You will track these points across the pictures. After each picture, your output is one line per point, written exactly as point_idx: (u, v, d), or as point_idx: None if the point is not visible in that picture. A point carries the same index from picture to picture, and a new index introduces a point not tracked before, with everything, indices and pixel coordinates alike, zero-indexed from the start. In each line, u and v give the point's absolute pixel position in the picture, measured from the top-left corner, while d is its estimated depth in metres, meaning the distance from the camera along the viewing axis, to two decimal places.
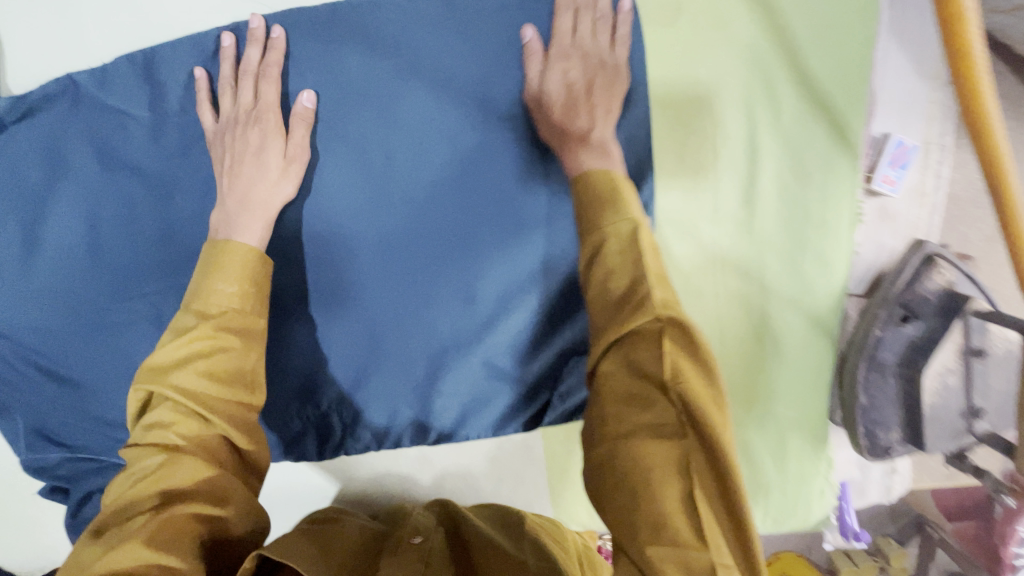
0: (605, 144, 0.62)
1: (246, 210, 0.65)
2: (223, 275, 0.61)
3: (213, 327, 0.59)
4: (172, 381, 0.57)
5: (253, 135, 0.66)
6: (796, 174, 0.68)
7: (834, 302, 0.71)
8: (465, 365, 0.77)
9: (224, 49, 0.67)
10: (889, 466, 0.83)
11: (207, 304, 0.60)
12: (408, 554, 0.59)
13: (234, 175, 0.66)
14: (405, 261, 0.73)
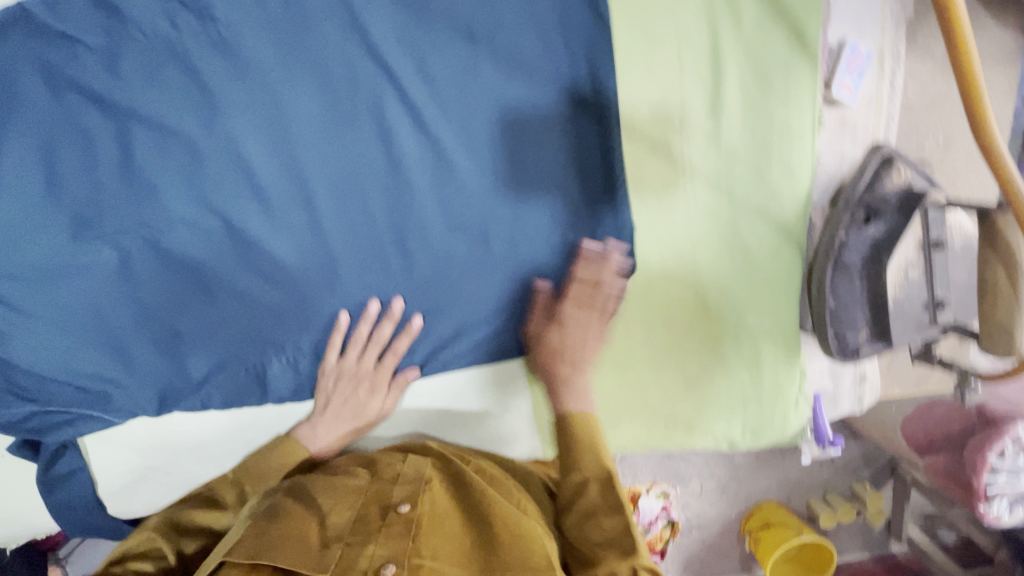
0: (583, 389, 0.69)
1: (334, 420, 0.77)
2: (271, 471, 0.74)
3: (239, 495, 0.73)
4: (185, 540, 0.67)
5: (360, 396, 0.77)
6: (758, 83, 0.69)
7: (798, 208, 0.74)
8: (444, 295, 0.77)
9: (368, 313, 0.75)
10: (859, 374, 0.85)
11: (248, 476, 0.74)
12: (395, 526, 0.63)
13: (337, 403, 0.77)
14: (369, 192, 0.72)
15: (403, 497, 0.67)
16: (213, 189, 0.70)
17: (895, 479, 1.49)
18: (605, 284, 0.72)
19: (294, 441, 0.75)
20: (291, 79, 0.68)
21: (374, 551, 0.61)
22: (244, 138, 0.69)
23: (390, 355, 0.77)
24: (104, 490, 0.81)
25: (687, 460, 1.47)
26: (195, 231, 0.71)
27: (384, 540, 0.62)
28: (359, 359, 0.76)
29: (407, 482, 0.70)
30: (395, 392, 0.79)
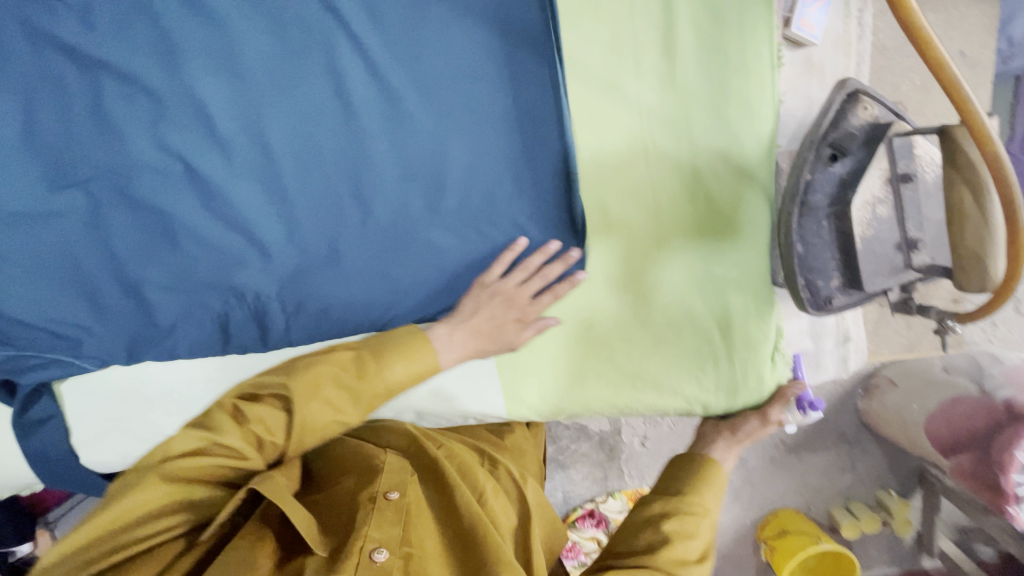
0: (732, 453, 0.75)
1: (471, 336, 0.74)
2: (402, 361, 0.70)
3: (365, 390, 0.68)
4: (307, 407, 0.63)
5: (502, 313, 0.75)
6: (712, 20, 0.68)
7: (763, 150, 0.71)
8: (409, 246, 0.77)
9: (514, 246, 0.75)
10: (842, 333, 0.81)
11: (379, 376, 0.69)
12: (386, 513, 0.64)
13: (484, 317, 0.75)
14: (325, 137, 0.73)
15: (391, 486, 0.68)
16: (173, 135, 0.71)
17: (924, 486, 1.35)
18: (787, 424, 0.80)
19: (429, 343, 0.72)
20: (245, 25, 0.69)
21: (367, 531, 0.61)
22: (195, 83, 0.70)
23: (539, 279, 0.75)
24: (76, 439, 0.83)
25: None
26: (162, 178, 0.73)
27: (377, 522, 0.63)
28: (519, 287, 0.75)
29: (393, 471, 0.70)
30: (533, 330, 0.77)
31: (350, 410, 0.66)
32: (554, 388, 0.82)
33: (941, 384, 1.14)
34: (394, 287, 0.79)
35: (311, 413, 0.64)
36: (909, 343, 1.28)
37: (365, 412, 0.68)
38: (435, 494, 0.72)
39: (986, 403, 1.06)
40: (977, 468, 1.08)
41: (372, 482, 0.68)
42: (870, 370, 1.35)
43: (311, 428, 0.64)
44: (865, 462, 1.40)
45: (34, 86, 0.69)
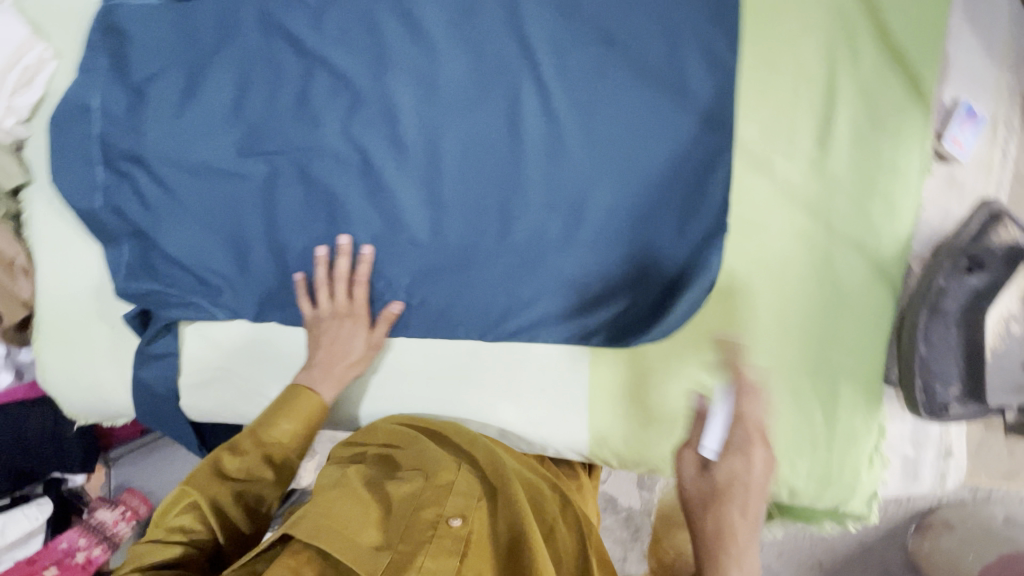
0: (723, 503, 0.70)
1: (330, 373, 0.82)
2: (286, 415, 0.79)
3: (260, 451, 0.76)
4: (214, 487, 0.72)
5: (347, 336, 0.83)
6: (870, 122, 0.72)
7: (898, 248, 0.73)
8: (538, 269, 0.82)
9: (342, 246, 0.83)
10: (944, 448, 0.79)
11: (264, 434, 0.77)
12: (445, 541, 0.64)
13: (326, 341, 0.82)
14: (485, 155, 0.80)
15: (456, 511, 0.69)
16: (361, 131, 0.80)
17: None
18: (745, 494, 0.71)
19: (305, 391, 0.80)
20: (445, 48, 0.78)
21: (422, 563, 0.62)
22: (390, 89, 0.79)
23: (358, 284, 0.83)
24: (183, 381, 0.88)
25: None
26: (337, 163, 0.81)
27: (434, 552, 0.63)
28: (342, 297, 0.83)
29: (459, 498, 0.70)
30: (384, 324, 0.84)
31: (262, 470, 0.76)
32: (641, 438, 0.82)
33: (1004, 538, 1.07)
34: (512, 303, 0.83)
35: (217, 490, 0.72)
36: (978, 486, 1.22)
37: (276, 470, 0.77)
38: (499, 522, 0.72)
39: None
40: None
41: (439, 503, 0.69)
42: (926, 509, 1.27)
43: (228, 501, 0.72)
44: None
45: (256, 66, 0.81)
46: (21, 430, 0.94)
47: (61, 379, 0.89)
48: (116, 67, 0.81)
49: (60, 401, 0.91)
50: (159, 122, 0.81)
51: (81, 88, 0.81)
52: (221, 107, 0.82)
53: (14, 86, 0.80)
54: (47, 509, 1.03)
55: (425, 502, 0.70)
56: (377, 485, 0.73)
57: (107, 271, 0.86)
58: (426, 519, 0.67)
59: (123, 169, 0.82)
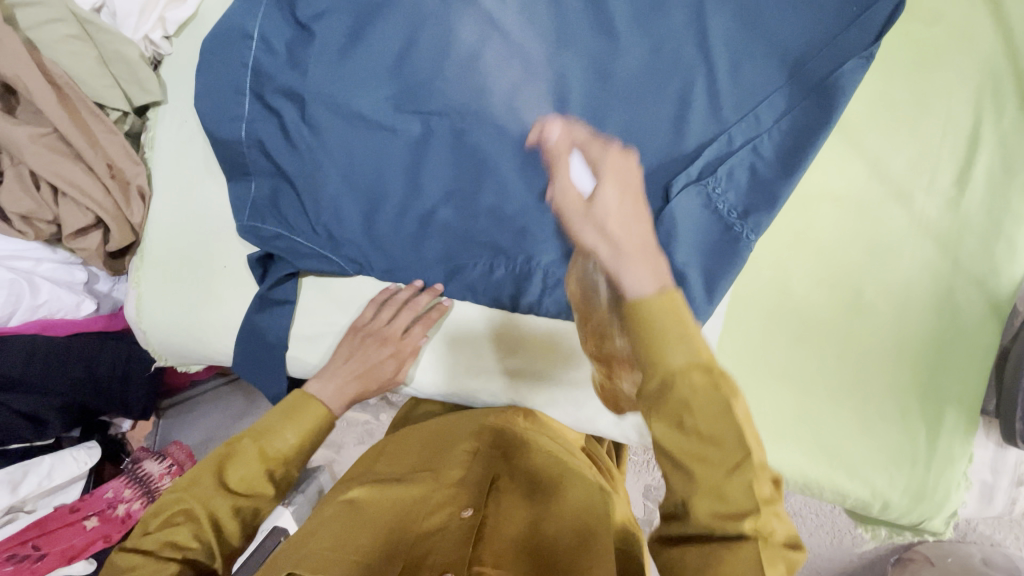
0: (626, 229, 0.50)
1: (341, 388, 0.77)
2: (293, 425, 0.70)
3: (260, 463, 0.67)
4: (213, 501, 0.64)
5: (379, 355, 0.80)
6: (1005, 172, 0.79)
7: (1014, 289, 0.80)
8: (682, 264, 0.80)
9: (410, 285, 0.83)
10: (1019, 477, 0.86)
11: (268, 445, 0.68)
12: (454, 535, 0.63)
13: (357, 358, 0.79)
14: (645, 146, 0.81)
15: (467, 504, 0.68)
16: (527, 103, 0.80)
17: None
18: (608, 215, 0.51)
19: (312, 399, 0.72)
20: (626, 39, 0.79)
21: (432, 559, 0.60)
22: (564, 66, 0.79)
23: (401, 308, 0.81)
24: (296, 331, 0.83)
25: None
26: (498, 131, 0.80)
27: (443, 545, 0.61)
28: (388, 323, 0.81)
29: (468, 495, 0.69)
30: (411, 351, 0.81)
31: (264, 484, 0.67)
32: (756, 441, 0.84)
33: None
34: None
35: (217, 504, 0.64)
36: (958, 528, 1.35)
37: (283, 480, 0.69)
38: (519, 499, 0.70)
39: None
40: None
41: (448, 505, 0.68)
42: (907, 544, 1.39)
43: (228, 517, 0.64)
44: None
45: (430, 21, 0.79)
46: (94, 363, 0.87)
47: (157, 314, 0.83)
48: None
49: (147, 337, 0.85)
50: (318, 59, 0.78)
51: (242, 12, 0.78)
52: (384, 55, 0.79)
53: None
54: (95, 454, 0.95)
55: (435, 503, 0.69)
56: (393, 489, 0.72)
57: (230, 206, 0.81)
58: (435, 522, 0.66)
59: (272, 103, 0.79)
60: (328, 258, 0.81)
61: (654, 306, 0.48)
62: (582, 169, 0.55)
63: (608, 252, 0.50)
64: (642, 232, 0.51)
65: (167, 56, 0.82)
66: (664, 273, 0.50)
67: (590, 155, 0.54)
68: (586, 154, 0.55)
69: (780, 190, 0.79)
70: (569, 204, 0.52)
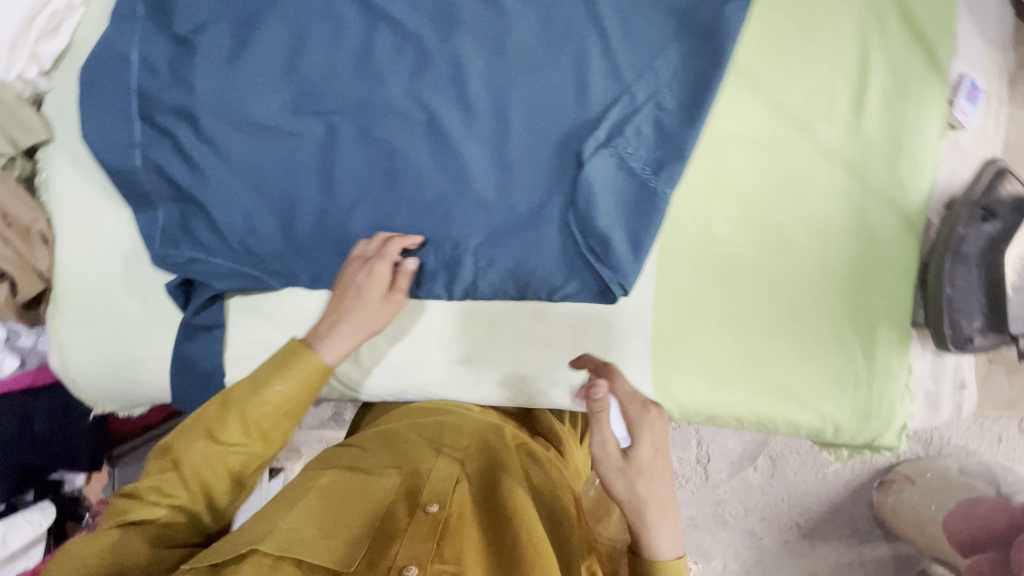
0: (650, 494, 0.63)
1: (339, 329, 0.72)
2: (283, 375, 0.69)
3: (246, 417, 0.67)
4: (195, 451, 0.66)
5: (361, 282, 0.74)
6: (897, 91, 0.82)
7: (924, 202, 0.82)
8: (606, 225, 0.80)
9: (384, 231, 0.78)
10: (959, 380, 0.90)
11: (255, 394, 0.68)
12: (422, 526, 0.67)
13: (344, 297, 0.74)
14: (552, 115, 0.81)
15: (432, 498, 0.71)
16: (427, 88, 0.79)
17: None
18: (644, 481, 0.64)
19: (304, 348, 0.70)
20: (516, 11, 0.79)
21: (398, 551, 0.65)
22: (458, 48, 0.79)
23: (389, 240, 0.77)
24: (230, 354, 0.82)
25: (713, 532, 1.48)
26: (401, 120, 0.79)
27: (408, 540, 0.66)
28: (365, 250, 0.76)
29: (437, 484, 0.73)
30: (398, 271, 0.76)
31: (251, 437, 0.68)
32: (700, 382, 0.87)
33: (961, 486, 1.25)
34: (593, 245, 0.82)
35: (202, 452, 0.66)
36: (932, 443, 1.40)
37: (273, 429, 0.69)
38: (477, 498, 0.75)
39: (1002, 503, 1.18)
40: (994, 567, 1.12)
41: (416, 496, 0.73)
42: (886, 465, 1.44)
43: (212, 465, 0.66)
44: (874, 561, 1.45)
45: (315, 20, 0.78)
46: (30, 421, 0.87)
47: (84, 358, 0.81)
48: (160, 16, 0.76)
49: (75, 383, 0.83)
50: (204, 74, 0.76)
51: (118, 36, 0.75)
52: (273, 60, 0.78)
53: (38, 32, 0.75)
54: (50, 514, 0.91)
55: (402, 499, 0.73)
56: (360, 481, 0.75)
57: (141, 237, 0.79)
58: (400, 515, 0.71)
59: (165, 125, 0.77)
60: (250, 274, 0.79)
61: (665, 567, 0.62)
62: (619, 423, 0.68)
63: (631, 503, 0.63)
64: (666, 490, 0.64)
65: (48, 92, 0.79)
66: (675, 535, 0.64)
67: (630, 410, 0.67)
68: (626, 412, 0.67)
69: (686, 139, 0.80)
70: (610, 460, 0.65)
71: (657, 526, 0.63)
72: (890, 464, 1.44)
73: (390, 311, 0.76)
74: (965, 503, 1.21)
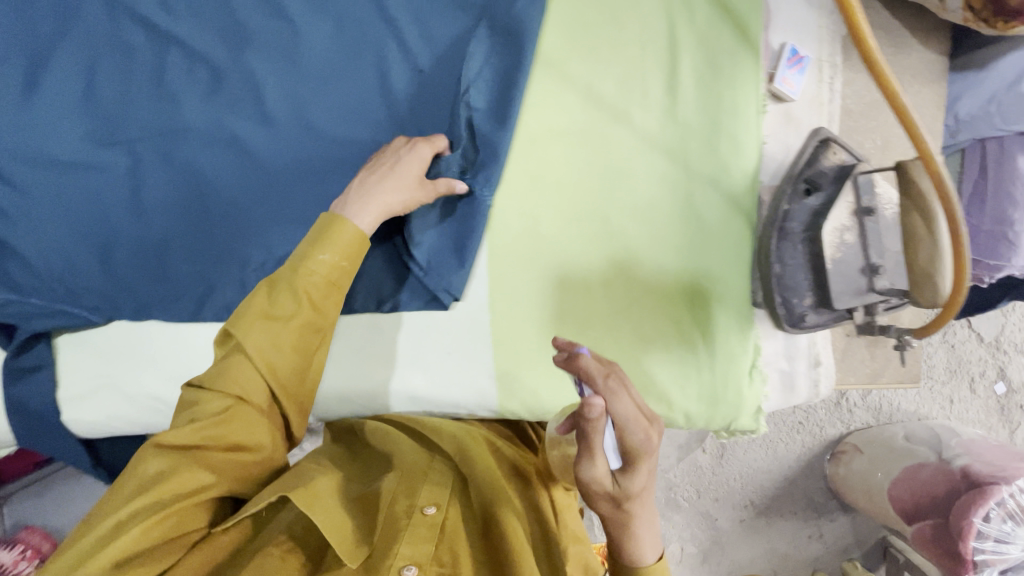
0: (642, 504, 0.56)
1: (365, 202, 0.71)
2: (326, 245, 0.67)
3: (300, 290, 0.65)
4: (256, 330, 0.63)
5: (404, 167, 0.73)
6: (709, 68, 0.80)
7: (749, 181, 0.81)
8: (422, 234, 0.81)
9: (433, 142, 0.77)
10: (814, 357, 0.87)
11: (304, 265, 0.67)
12: (420, 529, 0.63)
13: (379, 178, 0.72)
14: (357, 123, 0.80)
15: (429, 500, 0.67)
16: (225, 110, 0.78)
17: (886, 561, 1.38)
18: (634, 498, 0.55)
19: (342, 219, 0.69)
20: (307, 23, 0.78)
21: (398, 550, 0.61)
22: (253, 66, 0.78)
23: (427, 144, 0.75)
24: (62, 394, 0.83)
25: (666, 518, 1.38)
26: (204, 142, 0.79)
27: (409, 539, 0.62)
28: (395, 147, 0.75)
29: (432, 487, 0.69)
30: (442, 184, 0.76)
31: (304, 308, 0.65)
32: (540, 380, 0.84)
33: (905, 451, 1.21)
34: (408, 245, 0.81)
35: (262, 328, 0.64)
36: (882, 410, 1.39)
37: (326, 303, 0.67)
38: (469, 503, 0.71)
39: (944, 467, 1.12)
40: (937, 533, 1.09)
41: (410, 496, 0.68)
42: (838, 436, 1.39)
43: (274, 339, 0.64)
44: (832, 531, 1.39)
45: (104, 53, 0.78)
46: None
47: None
48: None
49: None
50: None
51: None
52: (71, 95, 0.78)
53: None
54: None
55: (403, 496, 0.68)
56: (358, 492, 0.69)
57: None
58: (400, 508, 0.66)
59: None
60: (63, 310, 0.79)
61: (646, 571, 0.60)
62: (614, 440, 0.53)
63: (612, 515, 0.56)
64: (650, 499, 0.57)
65: None
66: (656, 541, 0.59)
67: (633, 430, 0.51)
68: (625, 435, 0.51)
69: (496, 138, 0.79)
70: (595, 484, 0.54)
71: (644, 539, 0.58)
72: (840, 435, 1.39)
73: (420, 196, 0.75)
74: (909, 469, 1.16)
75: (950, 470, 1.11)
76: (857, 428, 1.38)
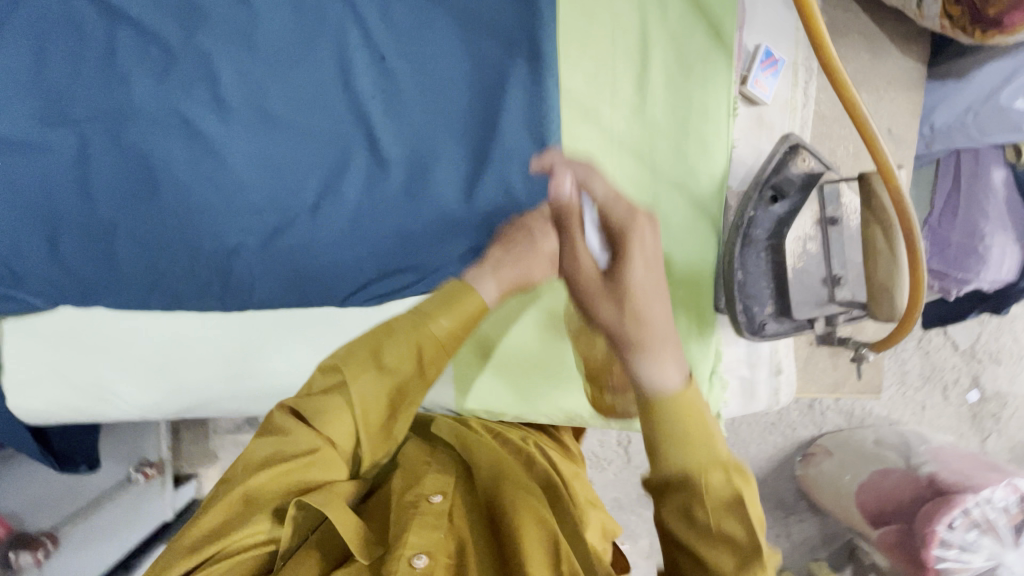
0: (646, 306, 0.54)
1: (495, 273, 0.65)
2: (443, 312, 0.59)
3: (408, 345, 0.57)
4: (360, 379, 0.55)
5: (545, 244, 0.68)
6: (680, 68, 0.79)
7: (717, 186, 0.79)
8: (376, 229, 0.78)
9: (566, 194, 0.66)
10: (775, 364, 0.86)
11: (417, 325, 0.58)
12: (427, 516, 0.58)
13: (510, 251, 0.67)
14: (315, 111, 0.77)
15: (435, 490, 0.63)
16: (179, 93, 0.76)
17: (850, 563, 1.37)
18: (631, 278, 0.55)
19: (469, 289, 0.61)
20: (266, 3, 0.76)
21: (408, 540, 0.54)
22: (209, 47, 0.75)
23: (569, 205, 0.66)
24: (9, 380, 0.83)
25: None
26: (156, 125, 0.76)
27: (417, 527, 0.56)
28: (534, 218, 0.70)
29: (436, 478, 0.65)
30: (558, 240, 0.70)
31: (410, 365, 0.57)
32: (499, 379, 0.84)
33: (874, 457, 1.20)
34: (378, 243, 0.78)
35: (367, 379, 0.56)
36: (854, 414, 1.37)
37: (435, 369, 0.59)
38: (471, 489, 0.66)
39: (911, 475, 1.12)
40: (900, 539, 1.08)
41: (411, 488, 0.63)
42: (809, 438, 1.38)
43: (376, 397, 0.56)
44: (800, 531, 1.37)
45: (52, 27, 0.74)
46: None
47: None
48: None
49: None
50: None
51: None
52: (16, 68, 0.74)
53: None
54: None
55: (410, 487, 0.63)
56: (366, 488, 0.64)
57: None
58: (407, 499, 0.61)
59: None
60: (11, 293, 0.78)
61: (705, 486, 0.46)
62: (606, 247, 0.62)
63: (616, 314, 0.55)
64: (666, 315, 0.53)
65: None
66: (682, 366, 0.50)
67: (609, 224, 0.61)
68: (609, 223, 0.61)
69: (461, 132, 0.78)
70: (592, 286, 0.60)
71: (665, 358, 0.50)
72: (812, 437, 1.38)
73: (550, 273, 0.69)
74: (877, 474, 1.16)
75: (917, 479, 1.11)
76: (828, 432, 1.36)
